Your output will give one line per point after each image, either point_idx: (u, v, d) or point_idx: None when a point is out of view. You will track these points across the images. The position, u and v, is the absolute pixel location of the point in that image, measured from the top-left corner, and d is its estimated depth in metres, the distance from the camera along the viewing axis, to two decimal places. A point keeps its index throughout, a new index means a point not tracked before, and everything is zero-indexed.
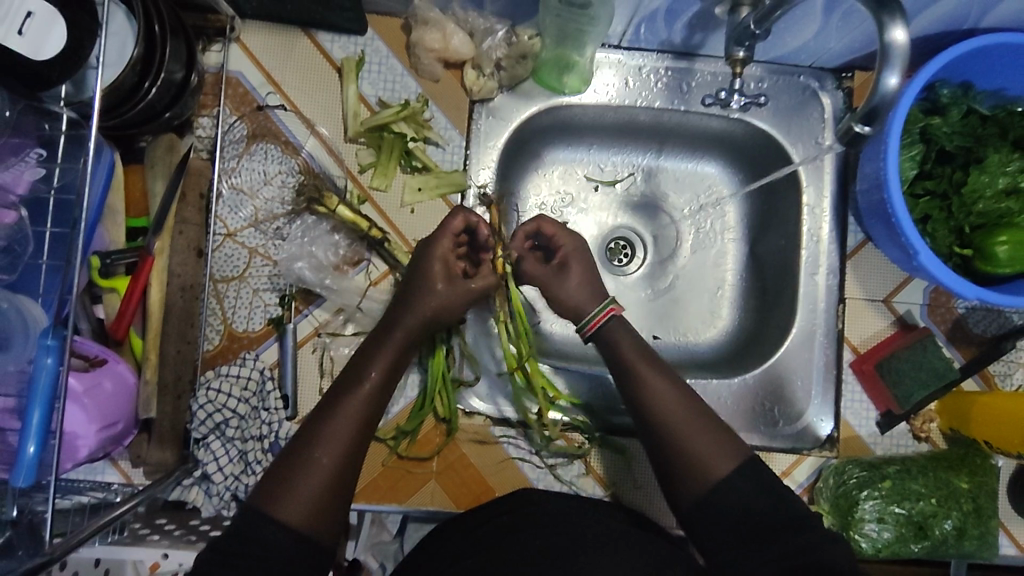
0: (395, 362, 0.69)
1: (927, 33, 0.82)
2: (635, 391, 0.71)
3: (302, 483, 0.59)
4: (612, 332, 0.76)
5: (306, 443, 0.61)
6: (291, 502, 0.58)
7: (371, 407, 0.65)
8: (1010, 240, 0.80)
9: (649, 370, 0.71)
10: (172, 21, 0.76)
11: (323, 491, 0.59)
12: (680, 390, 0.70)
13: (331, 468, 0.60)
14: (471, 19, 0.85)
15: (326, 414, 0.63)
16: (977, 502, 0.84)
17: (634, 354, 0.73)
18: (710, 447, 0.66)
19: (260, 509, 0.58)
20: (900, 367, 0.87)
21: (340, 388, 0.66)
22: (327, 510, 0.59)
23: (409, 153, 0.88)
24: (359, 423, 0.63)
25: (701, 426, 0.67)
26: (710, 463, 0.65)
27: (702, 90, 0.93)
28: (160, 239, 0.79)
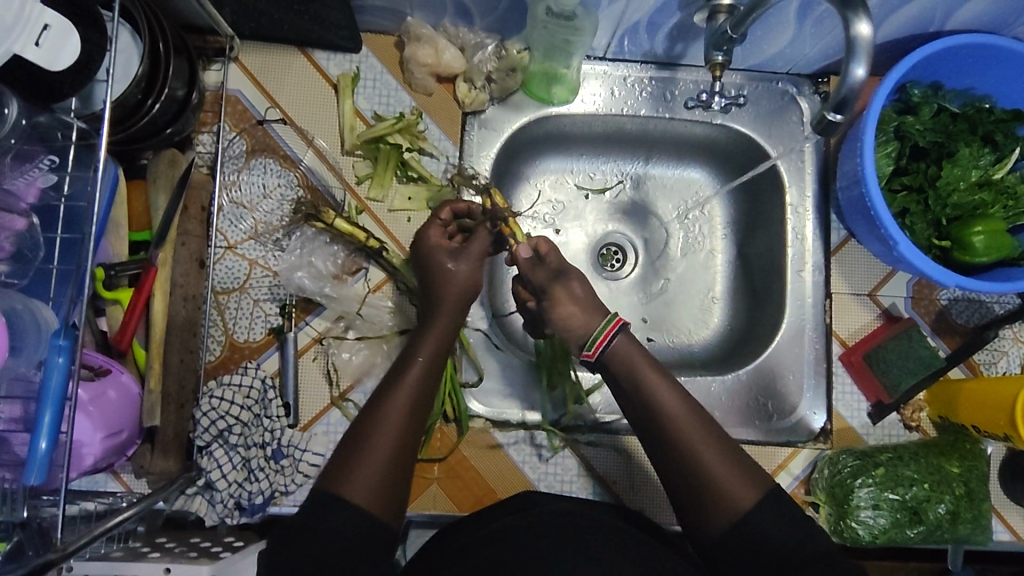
0: (440, 349, 0.70)
1: (896, 37, 0.87)
2: (644, 412, 0.67)
3: (364, 465, 0.60)
4: (618, 352, 0.70)
5: (363, 427, 0.62)
6: (356, 484, 0.59)
7: (423, 390, 0.66)
8: (986, 230, 0.84)
9: (659, 390, 0.67)
10: (175, 40, 0.79)
11: (385, 471, 0.60)
12: (692, 413, 0.66)
13: (391, 449, 0.61)
14: (462, 34, 0.89)
15: (379, 400, 0.65)
16: (969, 486, 0.86)
17: (650, 376, 0.68)
18: (731, 477, 0.63)
19: (325, 493, 0.59)
20: (886, 356, 0.92)
21: (389, 376, 0.67)
22: (391, 491, 0.60)
23: (404, 163, 0.91)
24: (413, 406, 0.64)
25: (717, 453, 0.64)
26: (729, 493, 0.62)
27: (684, 97, 0.96)
28: (162, 251, 0.80)
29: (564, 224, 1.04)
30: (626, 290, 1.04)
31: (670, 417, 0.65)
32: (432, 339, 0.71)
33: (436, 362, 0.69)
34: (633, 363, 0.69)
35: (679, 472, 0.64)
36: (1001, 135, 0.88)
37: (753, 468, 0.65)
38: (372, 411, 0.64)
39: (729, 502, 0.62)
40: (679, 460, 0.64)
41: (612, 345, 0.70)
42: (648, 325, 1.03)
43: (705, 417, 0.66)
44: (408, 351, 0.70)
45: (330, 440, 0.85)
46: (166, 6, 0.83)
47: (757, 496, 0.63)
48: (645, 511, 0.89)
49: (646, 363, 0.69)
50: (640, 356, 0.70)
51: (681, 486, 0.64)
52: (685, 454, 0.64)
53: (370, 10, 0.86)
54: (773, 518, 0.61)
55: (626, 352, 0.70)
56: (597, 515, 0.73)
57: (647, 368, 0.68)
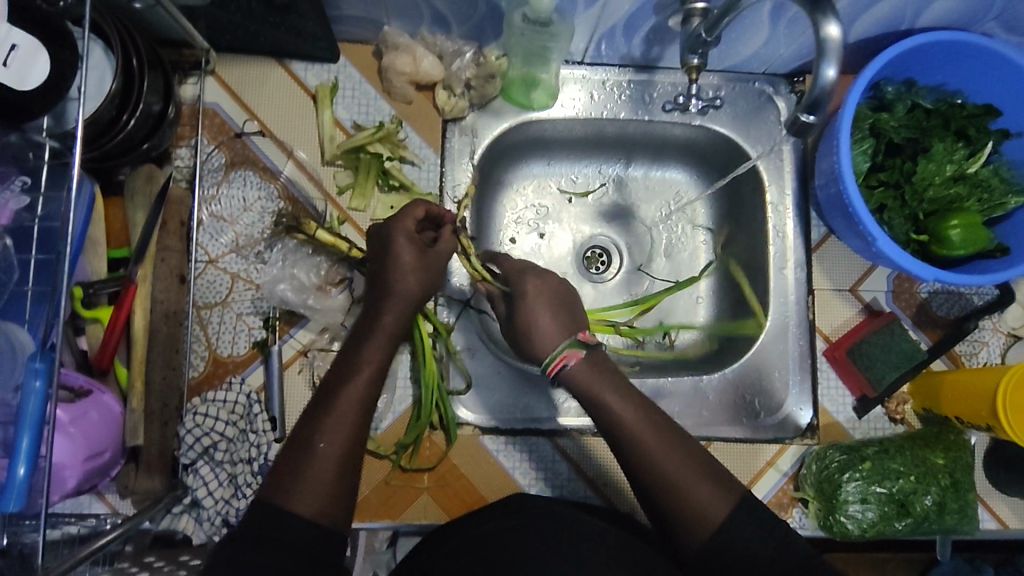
0: (389, 346, 0.70)
1: (869, 35, 0.88)
2: (610, 432, 0.67)
3: (311, 473, 0.59)
4: (577, 376, 0.70)
5: (308, 433, 0.62)
6: (301, 494, 0.59)
7: (369, 391, 0.65)
8: (962, 223, 0.85)
9: (621, 410, 0.67)
10: (149, 56, 0.78)
11: (333, 481, 0.60)
12: (655, 425, 0.66)
13: (335, 457, 0.61)
14: (439, 42, 0.89)
15: (327, 404, 0.63)
16: (954, 476, 0.87)
17: (613, 398, 0.68)
18: (703, 491, 0.62)
19: (270, 503, 0.58)
20: (870, 350, 0.92)
21: (336, 379, 0.66)
22: (337, 497, 0.60)
23: (385, 172, 0.90)
24: (362, 407, 0.64)
25: (686, 464, 0.64)
26: (703, 502, 0.62)
27: (663, 99, 0.97)
28: (142, 268, 0.80)
29: (549, 229, 1.04)
30: (611, 293, 1.04)
31: (636, 436, 0.65)
32: (382, 335, 0.70)
33: (384, 361, 0.68)
34: (590, 381, 0.69)
35: (650, 488, 0.64)
36: (974, 129, 0.89)
37: (723, 476, 0.64)
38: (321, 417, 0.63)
39: (703, 512, 0.62)
40: (649, 481, 0.64)
41: (567, 369, 0.71)
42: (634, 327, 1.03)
43: (669, 430, 0.66)
44: (355, 352, 0.68)
45: None
46: (139, 20, 0.82)
47: (732, 503, 0.62)
48: (636, 513, 0.89)
49: (606, 382, 0.69)
50: (598, 376, 0.69)
51: (653, 502, 0.64)
52: (654, 472, 0.63)
53: (346, 20, 0.86)
54: (749, 517, 0.62)
55: (583, 376, 0.70)
56: (586, 519, 0.73)
57: (607, 387, 0.68)
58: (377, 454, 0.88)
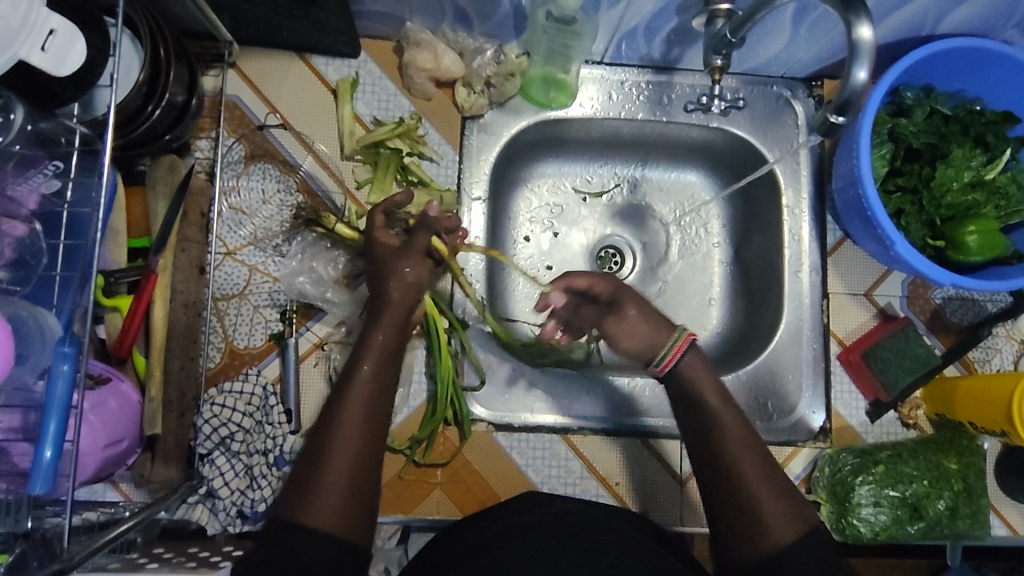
0: (389, 352, 0.68)
1: (889, 40, 0.88)
2: (701, 430, 0.68)
3: (323, 484, 0.58)
4: (688, 372, 0.71)
5: (317, 449, 0.60)
6: (317, 509, 0.57)
7: (373, 399, 0.64)
8: (978, 229, 0.85)
9: (723, 415, 0.68)
10: (175, 46, 0.78)
11: (347, 493, 0.59)
12: (746, 436, 0.67)
13: (347, 470, 0.59)
14: (461, 39, 0.90)
15: (332, 416, 0.62)
16: (967, 482, 0.88)
17: (718, 404, 0.69)
18: (777, 511, 0.62)
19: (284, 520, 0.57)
20: (884, 355, 0.92)
21: (337, 389, 0.65)
22: (354, 510, 0.59)
23: (404, 167, 0.91)
24: (368, 416, 0.62)
25: (765, 480, 0.64)
26: (770, 520, 0.62)
27: (682, 100, 0.97)
28: (162, 257, 0.80)
29: (569, 236, 1.04)
30: None
31: (729, 442, 0.66)
32: (379, 342, 0.68)
33: (385, 361, 0.67)
34: (698, 381, 0.71)
35: (724, 490, 0.65)
36: (992, 137, 0.89)
37: (801, 506, 0.64)
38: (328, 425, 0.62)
39: (771, 532, 0.61)
40: (728, 486, 0.64)
41: (683, 358, 0.72)
42: None
43: (760, 449, 0.67)
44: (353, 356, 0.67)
45: None
46: (163, 11, 0.82)
47: (799, 531, 0.61)
48: (648, 513, 0.89)
49: (712, 384, 0.70)
50: (710, 378, 0.71)
51: (723, 506, 0.64)
52: (736, 477, 0.64)
53: (368, 15, 0.86)
54: (806, 548, 0.60)
55: (694, 371, 0.72)
56: (602, 518, 0.73)
57: (714, 391, 0.70)
58: (392, 448, 0.88)
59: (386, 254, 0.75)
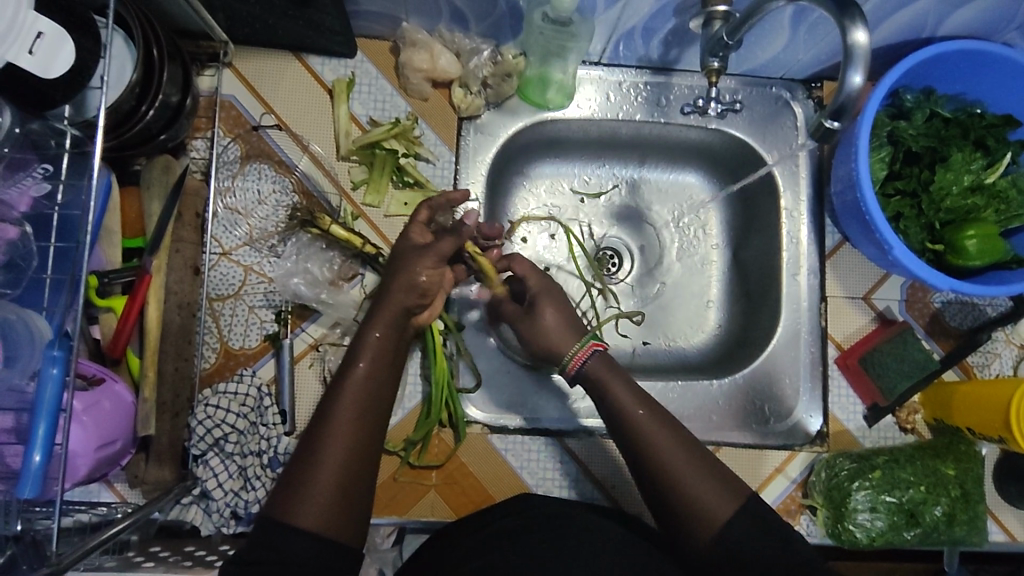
0: (385, 352, 0.69)
1: (889, 42, 0.88)
2: (619, 428, 0.69)
3: (314, 484, 0.58)
4: (591, 374, 0.74)
5: (309, 448, 0.61)
6: (307, 509, 0.57)
7: (367, 399, 0.64)
8: (978, 234, 0.85)
9: (633, 409, 0.69)
10: (170, 47, 0.78)
11: (337, 492, 0.59)
12: (663, 425, 0.67)
13: (339, 470, 0.59)
14: (457, 39, 0.89)
15: (324, 415, 0.63)
16: (964, 488, 0.87)
17: (629, 399, 0.70)
18: (707, 489, 0.63)
19: (274, 519, 0.57)
20: (881, 360, 0.92)
21: (331, 388, 0.65)
22: (344, 511, 0.59)
23: (400, 168, 0.90)
24: (361, 416, 0.63)
25: (696, 465, 0.65)
26: (708, 501, 0.62)
27: (680, 102, 0.97)
28: (157, 257, 0.79)
29: (557, 232, 1.03)
30: (623, 294, 1.04)
31: (649, 436, 0.67)
32: (373, 343, 0.69)
33: (379, 361, 0.68)
34: (602, 379, 0.73)
35: (653, 487, 0.65)
36: (993, 140, 0.88)
37: (732, 479, 0.65)
38: (320, 424, 0.62)
39: (704, 513, 0.62)
40: (654, 477, 0.65)
41: (587, 362, 0.75)
42: (645, 329, 1.02)
43: (681, 434, 0.67)
44: (349, 354, 0.68)
45: None
46: (158, 11, 0.82)
47: (738, 503, 0.62)
48: (643, 516, 0.89)
49: (622, 381, 0.72)
50: (613, 373, 0.73)
51: (658, 496, 0.65)
52: (658, 468, 0.65)
53: (364, 15, 0.86)
54: (748, 519, 0.62)
55: (599, 372, 0.74)
56: (595, 521, 0.73)
57: (622, 387, 0.71)
58: (386, 450, 0.88)
59: (398, 248, 0.77)
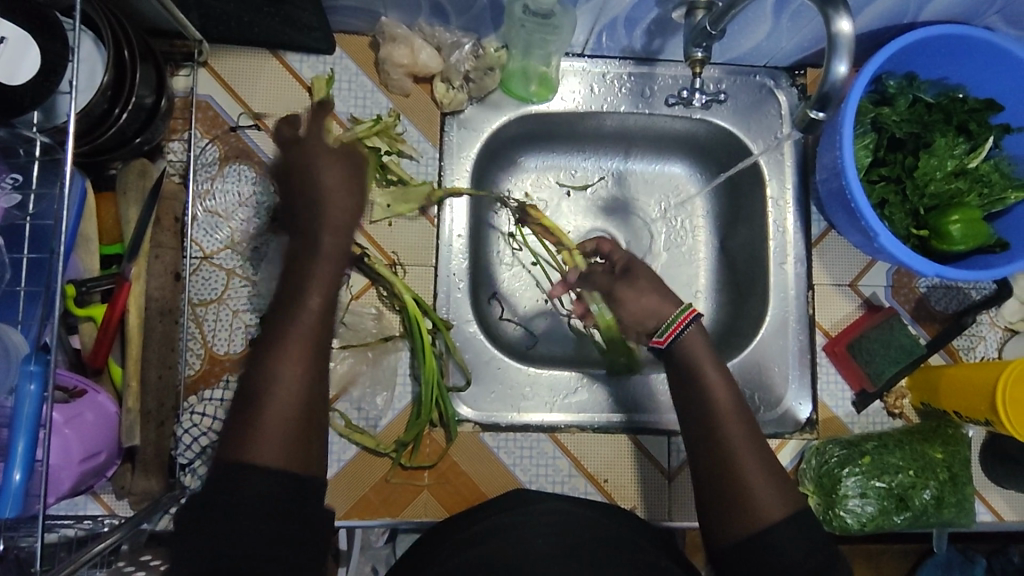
0: (337, 279, 0.62)
1: (872, 28, 0.87)
2: (695, 406, 0.67)
3: (270, 422, 0.54)
4: (688, 345, 0.71)
5: (262, 382, 0.56)
6: (267, 447, 0.53)
7: (319, 329, 0.59)
8: (963, 219, 0.85)
9: (717, 391, 0.67)
10: (141, 47, 0.76)
11: (296, 424, 0.55)
12: (741, 418, 0.65)
13: (296, 402, 0.56)
14: (437, 33, 0.88)
15: (273, 347, 0.57)
16: (952, 470, 0.88)
17: (716, 377, 0.68)
18: (766, 489, 0.61)
19: (230, 458, 0.53)
20: (870, 346, 0.92)
21: (278, 318, 0.59)
22: (305, 446, 0.55)
23: (383, 166, 0.89)
24: (315, 346, 0.58)
25: (758, 463, 0.62)
26: (760, 498, 0.60)
27: (664, 93, 0.96)
28: (137, 264, 0.78)
29: (540, 249, 1.00)
30: None
31: (722, 422, 0.65)
32: (322, 269, 0.61)
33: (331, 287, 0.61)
34: (696, 355, 0.70)
35: (710, 469, 0.63)
36: (975, 124, 0.88)
37: (793, 490, 0.62)
38: (266, 359, 0.57)
39: (757, 510, 0.60)
40: (712, 461, 0.64)
41: (685, 332, 0.71)
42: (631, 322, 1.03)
43: (756, 435, 0.65)
44: (297, 282, 0.61)
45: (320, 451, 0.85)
46: (128, 11, 0.79)
47: (788, 511, 0.60)
48: (637, 510, 0.89)
49: (712, 363, 0.70)
50: (707, 351, 0.71)
51: (710, 479, 0.63)
52: (722, 453, 0.63)
53: (342, 11, 0.84)
54: (795, 526, 0.59)
55: (695, 347, 0.71)
56: (591, 517, 0.72)
57: (712, 366, 0.69)
58: (376, 452, 0.87)
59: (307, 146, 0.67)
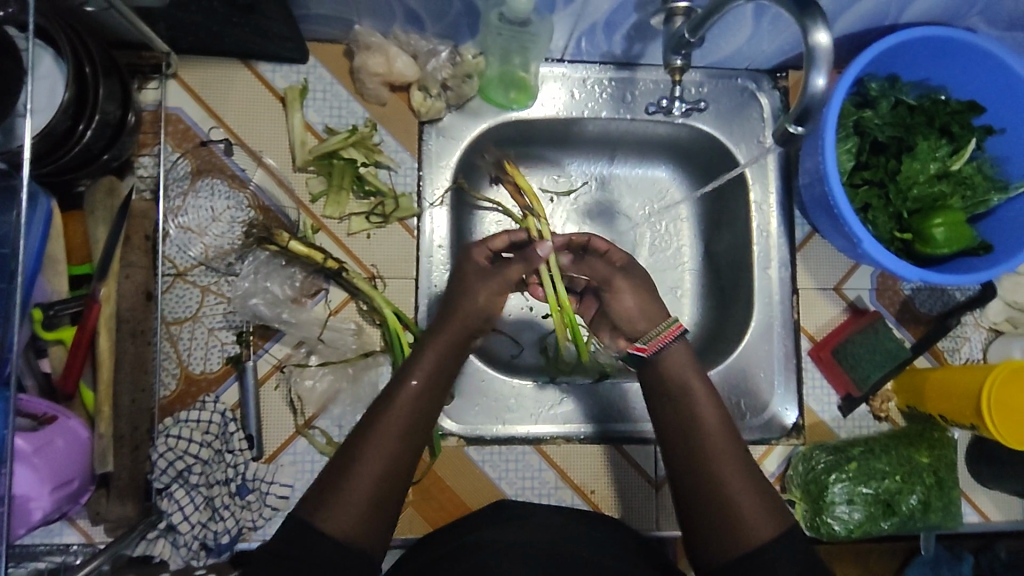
0: (435, 375, 0.69)
1: (854, 30, 0.86)
2: (681, 423, 0.67)
3: (349, 492, 0.58)
4: (671, 357, 0.71)
5: (349, 455, 0.61)
6: (337, 515, 0.57)
7: (415, 418, 0.64)
8: (945, 221, 0.84)
9: (702, 409, 0.67)
10: (105, 61, 0.74)
11: (369, 503, 0.59)
12: (727, 436, 0.65)
13: (375, 482, 0.59)
14: (413, 41, 0.86)
15: (370, 425, 0.63)
16: (939, 475, 0.88)
17: (698, 389, 0.69)
18: (754, 508, 0.61)
19: (305, 518, 0.57)
20: (855, 351, 0.92)
21: (381, 399, 0.66)
22: (371, 523, 0.58)
23: (360, 177, 0.87)
24: (408, 430, 0.63)
25: (742, 479, 0.63)
26: (749, 518, 0.60)
27: (645, 98, 0.95)
28: (106, 285, 0.76)
29: None
30: None
31: (708, 440, 0.65)
32: (424, 368, 0.69)
33: (434, 379, 0.68)
34: (678, 368, 0.70)
35: (696, 489, 0.63)
36: (957, 126, 0.88)
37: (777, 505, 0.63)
38: (359, 437, 0.62)
39: (747, 530, 0.60)
40: (698, 479, 0.64)
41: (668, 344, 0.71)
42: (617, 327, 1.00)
43: (742, 452, 0.65)
44: (404, 370, 0.69)
45: (297, 470, 0.82)
46: (91, 23, 0.77)
47: (777, 531, 0.60)
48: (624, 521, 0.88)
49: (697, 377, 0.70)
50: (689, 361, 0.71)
51: (698, 500, 0.63)
52: (708, 472, 0.63)
53: (314, 19, 0.82)
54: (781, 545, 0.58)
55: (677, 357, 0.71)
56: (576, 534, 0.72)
57: (697, 380, 0.69)
58: None
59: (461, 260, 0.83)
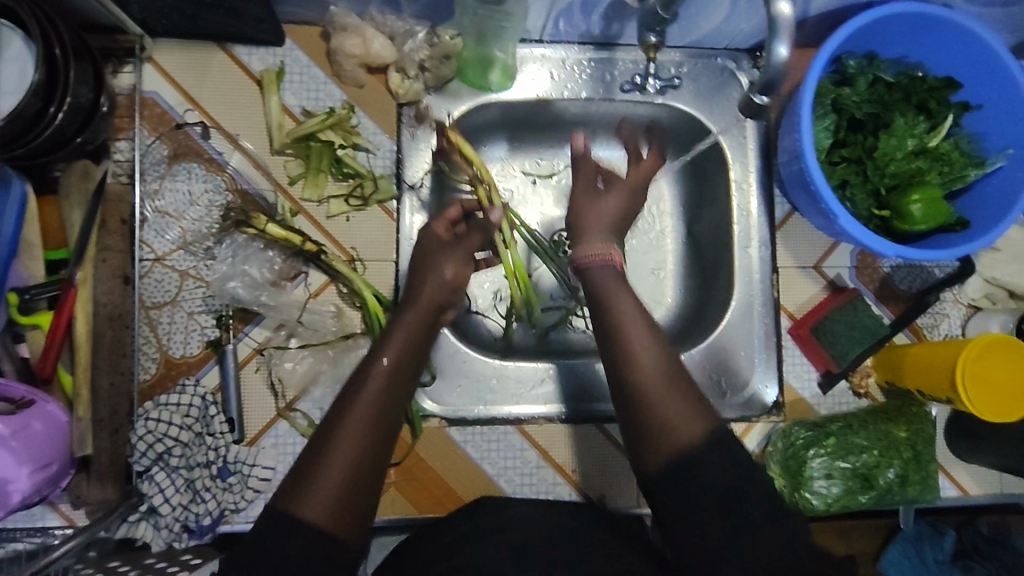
0: (406, 351, 0.68)
1: (831, 8, 0.86)
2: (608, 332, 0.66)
3: (325, 474, 0.56)
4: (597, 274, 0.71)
5: (322, 437, 0.58)
6: (315, 500, 0.54)
7: (390, 396, 0.63)
8: (923, 198, 0.85)
9: (625, 319, 0.66)
10: (77, 43, 0.73)
11: (349, 485, 0.56)
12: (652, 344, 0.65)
13: (354, 462, 0.57)
14: (389, 22, 0.86)
15: (343, 405, 0.61)
16: (916, 449, 0.89)
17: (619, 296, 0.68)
18: (676, 411, 0.60)
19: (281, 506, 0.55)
20: (834, 327, 0.93)
21: (353, 378, 0.64)
22: (350, 508, 0.56)
23: (338, 160, 0.87)
24: (381, 408, 0.61)
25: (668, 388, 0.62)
26: (675, 423, 0.60)
27: (623, 78, 0.95)
28: (82, 270, 0.77)
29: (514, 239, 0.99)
30: None
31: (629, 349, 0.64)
32: (397, 345, 0.68)
33: (404, 357, 0.67)
34: (604, 279, 0.70)
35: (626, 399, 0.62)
36: (935, 103, 0.88)
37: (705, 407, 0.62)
38: (333, 417, 0.60)
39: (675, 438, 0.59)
40: (627, 393, 0.62)
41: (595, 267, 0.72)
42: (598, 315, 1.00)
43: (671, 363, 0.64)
44: (376, 348, 0.68)
45: (279, 451, 0.82)
46: (63, 6, 0.77)
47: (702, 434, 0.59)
48: (606, 499, 0.89)
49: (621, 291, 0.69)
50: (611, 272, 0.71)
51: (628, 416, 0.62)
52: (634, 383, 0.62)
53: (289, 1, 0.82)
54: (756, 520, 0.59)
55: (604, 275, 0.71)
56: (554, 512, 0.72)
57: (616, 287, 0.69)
58: None
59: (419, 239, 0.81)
